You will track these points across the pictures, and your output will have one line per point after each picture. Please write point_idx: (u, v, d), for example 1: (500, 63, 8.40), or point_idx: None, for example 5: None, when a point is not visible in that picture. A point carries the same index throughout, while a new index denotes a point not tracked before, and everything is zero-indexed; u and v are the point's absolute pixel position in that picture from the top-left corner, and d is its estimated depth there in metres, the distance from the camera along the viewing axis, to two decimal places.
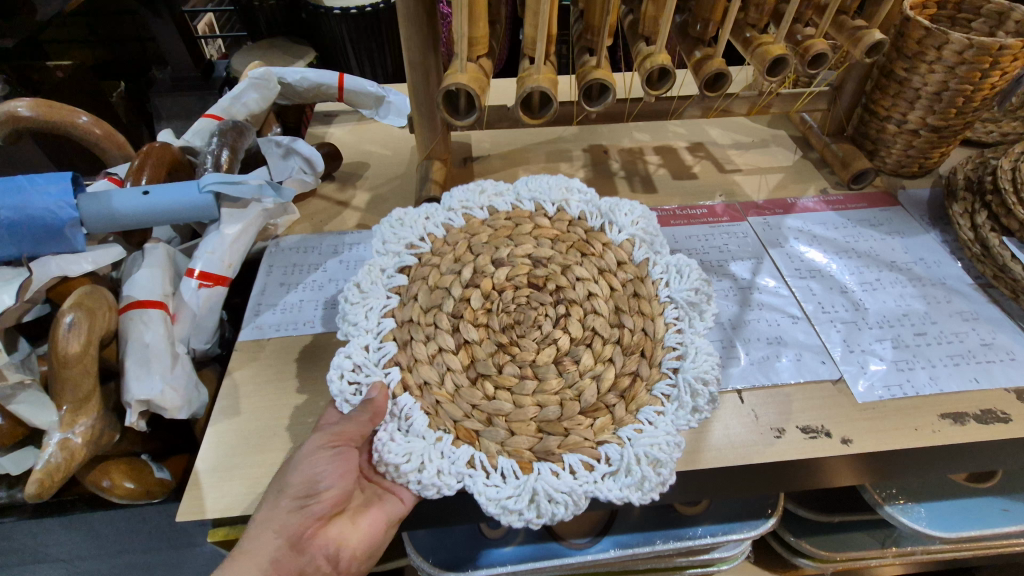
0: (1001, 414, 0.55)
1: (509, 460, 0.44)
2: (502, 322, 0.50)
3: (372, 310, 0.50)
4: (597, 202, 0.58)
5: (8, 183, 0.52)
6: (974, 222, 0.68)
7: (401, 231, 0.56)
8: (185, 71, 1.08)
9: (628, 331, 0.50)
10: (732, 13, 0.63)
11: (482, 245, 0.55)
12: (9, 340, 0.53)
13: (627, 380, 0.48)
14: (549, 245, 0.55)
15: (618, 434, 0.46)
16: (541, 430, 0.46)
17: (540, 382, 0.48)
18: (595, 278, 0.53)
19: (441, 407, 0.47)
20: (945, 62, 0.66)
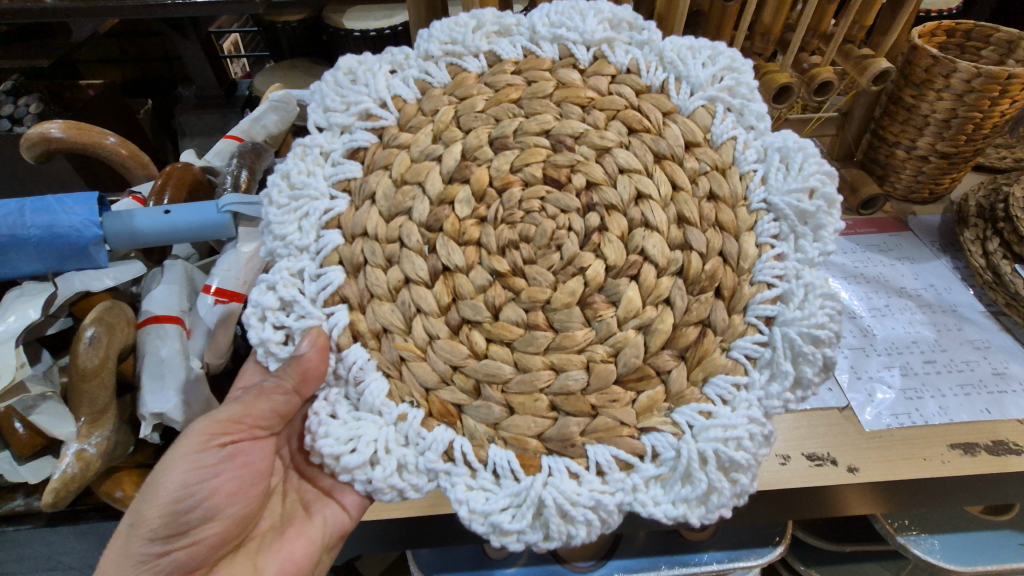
0: (1013, 445, 0.54)
1: (505, 453, 0.40)
2: (502, 240, 0.44)
3: (308, 219, 0.44)
4: (658, 46, 0.47)
5: (39, 201, 0.55)
6: (986, 249, 0.67)
7: (349, 93, 0.47)
8: (210, 89, 1.12)
9: (697, 258, 0.42)
10: (740, 42, 0.64)
11: (473, 112, 0.46)
12: (32, 351, 0.55)
13: (696, 335, 0.42)
14: (579, 114, 0.46)
15: (676, 421, 0.40)
16: (553, 408, 0.41)
17: (559, 335, 0.42)
18: (648, 169, 0.44)
19: (406, 368, 0.43)
20: (953, 90, 0.66)
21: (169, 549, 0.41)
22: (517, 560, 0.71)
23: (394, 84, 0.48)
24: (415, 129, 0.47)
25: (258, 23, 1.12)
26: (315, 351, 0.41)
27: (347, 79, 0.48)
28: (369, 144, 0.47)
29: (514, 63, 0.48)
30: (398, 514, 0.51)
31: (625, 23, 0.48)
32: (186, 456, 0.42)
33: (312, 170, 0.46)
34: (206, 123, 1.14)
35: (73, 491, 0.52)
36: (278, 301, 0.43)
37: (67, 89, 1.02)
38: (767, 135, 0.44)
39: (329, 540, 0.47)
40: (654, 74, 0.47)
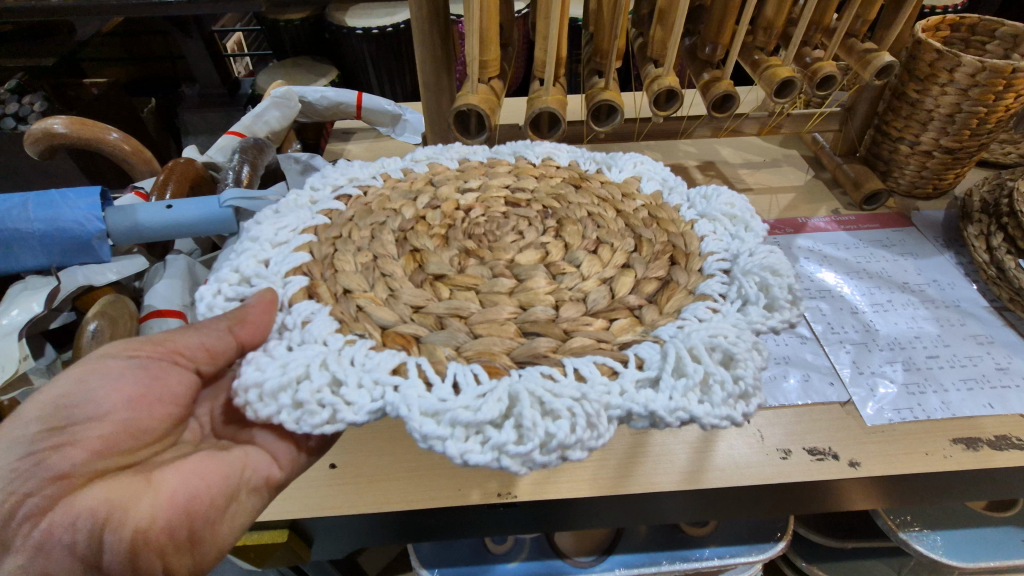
0: (1017, 440, 0.54)
1: (468, 366, 0.36)
2: (467, 232, 0.47)
3: (285, 227, 0.46)
4: (589, 152, 0.57)
5: (42, 196, 0.55)
6: (990, 244, 0.67)
7: (349, 169, 0.53)
8: (213, 87, 1.15)
9: (647, 242, 0.46)
10: (742, 36, 0.63)
11: (445, 179, 0.52)
12: (36, 345, 0.56)
13: (657, 285, 0.43)
14: (532, 182, 0.52)
15: (657, 335, 0.39)
16: (523, 333, 0.39)
17: (523, 283, 0.42)
18: (596, 203, 0.49)
19: (363, 314, 0.40)
20: (958, 84, 0.65)
21: (39, 451, 0.34)
22: (518, 554, 0.71)
23: (379, 174, 0.53)
24: (392, 188, 0.51)
25: (261, 22, 1.12)
26: (260, 305, 0.38)
27: (342, 168, 0.54)
28: (353, 195, 0.50)
29: (476, 165, 0.55)
30: (398, 507, 0.51)
31: (564, 149, 0.58)
32: (93, 360, 0.38)
33: (298, 203, 0.49)
34: (209, 121, 1.14)
35: None
36: (239, 278, 0.42)
37: (70, 87, 1.03)
38: (679, 185, 0.52)
39: (248, 480, 0.39)
40: (590, 164, 0.56)
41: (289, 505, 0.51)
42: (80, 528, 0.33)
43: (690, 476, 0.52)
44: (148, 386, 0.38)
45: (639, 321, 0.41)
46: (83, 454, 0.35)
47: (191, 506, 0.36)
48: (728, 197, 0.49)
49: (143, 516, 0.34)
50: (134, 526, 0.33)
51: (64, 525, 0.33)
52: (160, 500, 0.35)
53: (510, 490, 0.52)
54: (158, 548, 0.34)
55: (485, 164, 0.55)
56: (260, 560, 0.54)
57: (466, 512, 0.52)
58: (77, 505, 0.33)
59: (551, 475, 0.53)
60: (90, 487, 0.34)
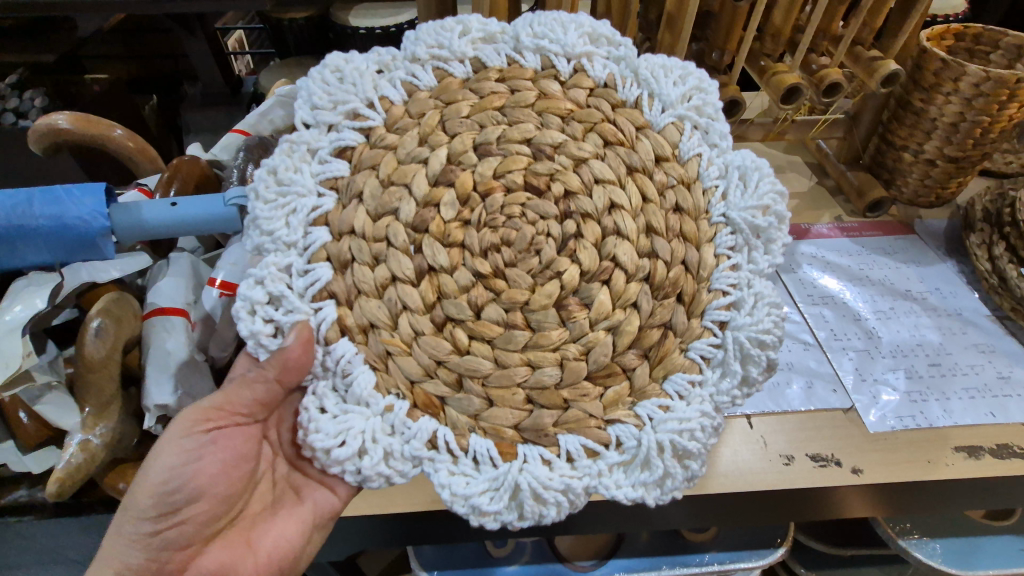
0: (1018, 450, 0.54)
1: (485, 442, 0.39)
2: (484, 241, 0.43)
3: (294, 213, 0.41)
4: (634, 62, 0.46)
5: (47, 192, 0.53)
6: (992, 253, 0.67)
7: (337, 91, 0.44)
8: (216, 86, 1.13)
9: (663, 265, 0.42)
10: (750, 42, 0.63)
11: (459, 117, 0.45)
12: (39, 341, 0.55)
13: (658, 337, 0.42)
14: (559, 125, 0.45)
15: (636, 413, 0.41)
16: (530, 400, 0.41)
17: (536, 334, 0.42)
18: (621, 181, 0.44)
19: (392, 363, 0.41)
20: (962, 94, 0.66)
21: (160, 529, 0.40)
22: (518, 558, 0.71)
23: (380, 89, 0.45)
24: (401, 131, 0.45)
25: (265, 21, 1.11)
26: (299, 344, 0.39)
27: (336, 78, 0.45)
28: (355, 144, 0.44)
29: (499, 71, 0.46)
30: (400, 510, 0.51)
31: (603, 39, 0.47)
32: (173, 440, 0.41)
33: (296, 166, 0.42)
34: (211, 119, 1.13)
35: (77, 481, 0.52)
36: (266, 295, 0.40)
37: (73, 84, 1.02)
38: (728, 153, 0.44)
39: (320, 520, 0.46)
40: (630, 89, 0.46)
41: None
42: None
43: (692, 482, 0.52)
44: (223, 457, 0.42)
45: (631, 379, 0.42)
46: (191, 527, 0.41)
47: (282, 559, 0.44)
48: (771, 186, 0.42)
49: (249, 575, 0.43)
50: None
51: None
52: (259, 559, 0.43)
53: None
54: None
55: (510, 82, 0.46)
56: None
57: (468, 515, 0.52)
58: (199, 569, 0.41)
59: None
60: (208, 549, 0.43)
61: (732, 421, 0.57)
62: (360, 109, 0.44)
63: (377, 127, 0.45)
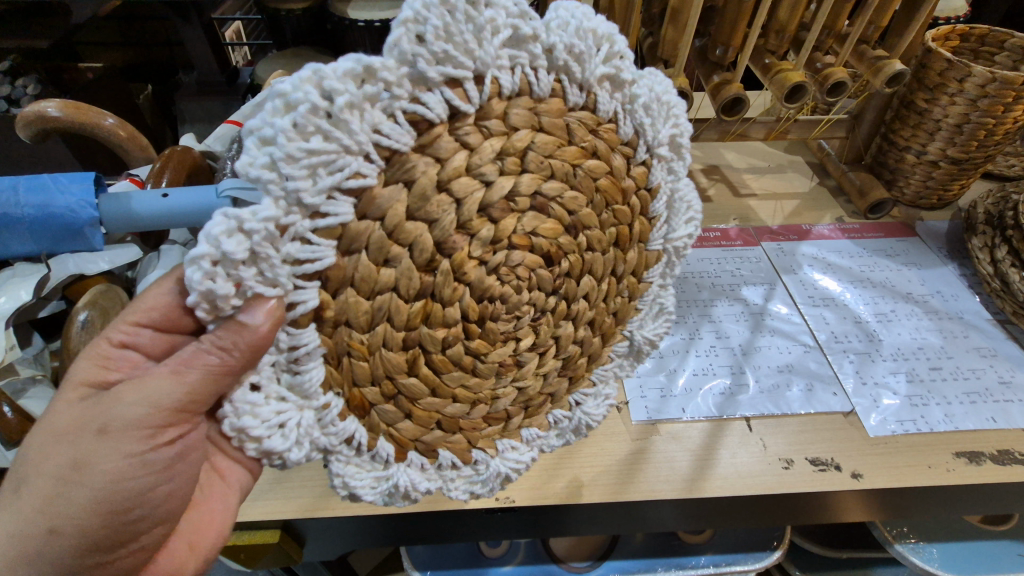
0: (1019, 455, 0.54)
1: (388, 447, 0.38)
2: (487, 286, 0.36)
3: (321, 172, 0.29)
4: (676, 186, 0.43)
5: (33, 179, 0.52)
6: (994, 257, 0.66)
7: (455, 44, 0.29)
8: (212, 76, 1.11)
9: (578, 352, 0.43)
10: (754, 39, 0.62)
11: (541, 158, 0.35)
12: (25, 334, 0.56)
13: (540, 400, 0.43)
14: (599, 207, 0.39)
15: (498, 445, 0.41)
16: (437, 421, 0.39)
17: (472, 378, 0.38)
18: (602, 279, 0.41)
19: (348, 364, 0.35)
20: (967, 95, 0.65)
21: (111, 554, 0.34)
22: (512, 558, 0.70)
23: (501, 63, 0.32)
24: (487, 133, 0.33)
25: (262, 10, 1.10)
26: (270, 326, 0.30)
27: (465, 12, 0.29)
28: (433, 122, 0.31)
29: (597, 121, 0.37)
30: (391, 510, 0.50)
31: (678, 148, 0.41)
32: (122, 454, 0.32)
33: (360, 103, 0.29)
34: (206, 109, 1.12)
35: None
36: (249, 251, 0.28)
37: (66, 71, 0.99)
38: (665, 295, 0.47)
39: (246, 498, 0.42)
40: (661, 205, 0.42)
41: (282, 504, 0.50)
42: None
43: (691, 485, 0.51)
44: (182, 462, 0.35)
45: (506, 421, 0.42)
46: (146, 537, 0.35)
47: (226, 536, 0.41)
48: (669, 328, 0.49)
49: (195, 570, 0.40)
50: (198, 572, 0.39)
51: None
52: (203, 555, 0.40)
53: (508, 495, 0.51)
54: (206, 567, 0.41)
55: (597, 140, 0.37)
56: (252, 561, 0.53)
57: (463, 515, 0.51)
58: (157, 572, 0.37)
59: (546, 471, 0.52)
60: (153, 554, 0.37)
61: (731, 423, 0.56)
62: (467, 79, 0.31)
63: (467, 114, 0.32)
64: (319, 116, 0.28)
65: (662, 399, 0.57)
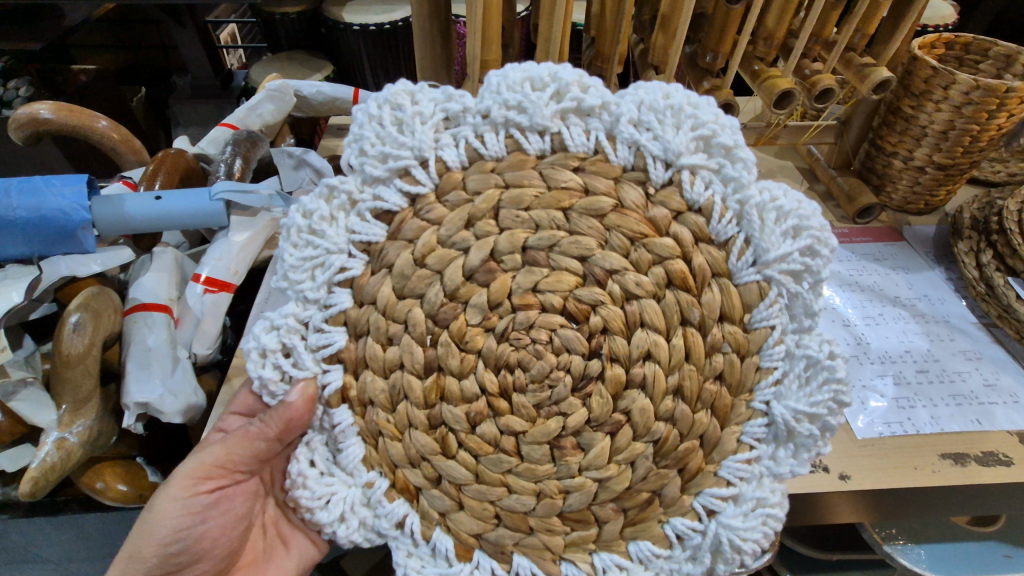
0: (1003, 457, 0.55)
1: (446, 540, 0.39)
2: (501, 353, 0.37)
3: (320, 272, 0.38)
4: (745, 188, 0.35)
5: (26, 182, 0.54)
6: (979, 261, 0.67)
7: (389, 144, 0.37)
8: (205, 79, 1.11)
9: (675, 436, 0.37)
10: (743, 46, 0.63)
11: (514, 211, 0.37)
12: (15, 336, 0.55)
13: (643, 502, 0.37)
14: (623, 250, 0.37)
15: (594, 560, 0.38)
16: (498, 516, 0.38)
17: (523, 463, 0.38)
18: (672, 336, 0.37)
19: (382, 443, 0.39)
20: (951, 102, 0.66)
21: None
22: None
23: (440, 144, 0.37)
24: (451, 205, 0.37)
25: (256, 14, 1.10)
26: (303, 401, 0.38)
27: (390, 120, 0.37)
28: (398, 209, 0.38)
29: (580, 157, 0.37)
30: None
31: (721, 148, 0.35)
32: (172, 499, 0.43)
33: (331, 214, 0.38)
34: (200, 113, 1.12)
35: (51, 481, 0.51)
36: (280, 342, 0.39)
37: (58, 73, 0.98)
38: (810, 338, 0.36)
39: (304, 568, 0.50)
40: (726, 226, 0.36)
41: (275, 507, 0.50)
42: None
43: None
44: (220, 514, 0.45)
45: (599, 528, 0.38)
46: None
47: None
48: (834, 390, 0.35)
49: None
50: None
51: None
52: None
53: None
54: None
55: (587, 176, 0.37)
56: None
57: None
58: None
59: None
60: None
61: None
62: (411, 166, 0.37)
63: (424, 194, 0.38)
64: (305, 231, 0.38)
65: None
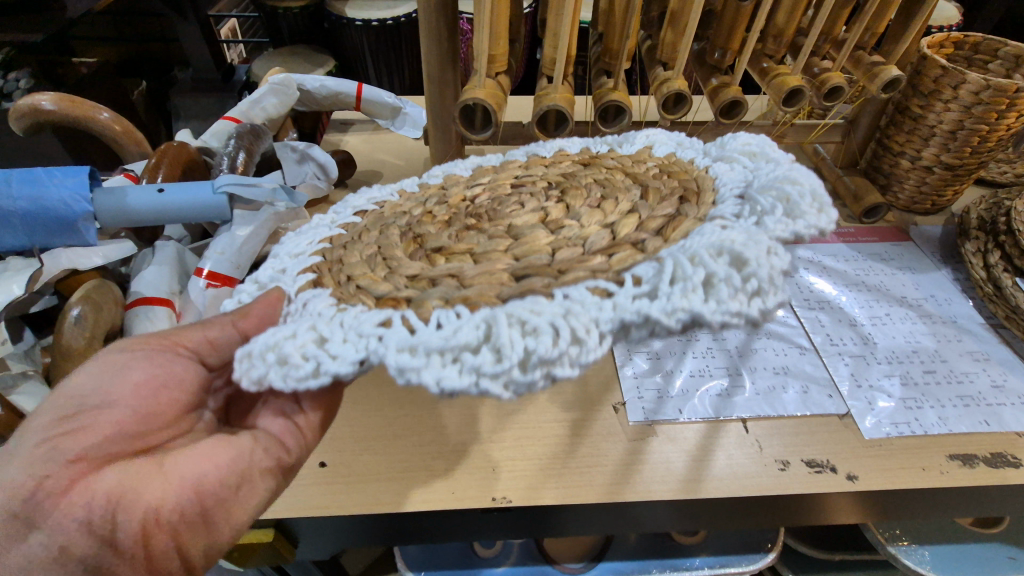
0: (1012, 459, 0.54)
1: (451, 309, 0.30)
2: (469, 211, 0.40)
3: (303, 241, 0.41)
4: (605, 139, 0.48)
5: (26, 173, 0.54)
6: (987, 261, 0.67)
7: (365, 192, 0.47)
8: (208, 72, 1.15)
9: (655, 191, 0.38)
10: (752, 44, 0.62)
11: (457, 182, 0.44)
12: (15, 329, 0.53)
13: (665, 220, 0.35)
14: (544, 169, 0.43)
15: (653, 257, 0.32)
16: (516, 278, 0.33)
17: (520, 241, 0.35)
18: (609, 171, 0.41)
19: (362, 290, 0.34)
20: (961, 101, 0.65)
21: (56, 438, 0.34)
22: (505, 559, 0.71)
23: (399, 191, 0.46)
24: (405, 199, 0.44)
25: (259, 8, 1.09)
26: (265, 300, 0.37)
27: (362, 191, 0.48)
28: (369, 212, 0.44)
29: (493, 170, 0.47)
30: (387, 509, 0.49)
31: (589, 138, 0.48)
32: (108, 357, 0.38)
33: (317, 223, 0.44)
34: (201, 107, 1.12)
35: None
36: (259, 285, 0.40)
37: (59, 65, 0.97)
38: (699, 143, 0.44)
39: (258, 454, 0.37)
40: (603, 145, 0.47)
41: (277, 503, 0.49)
42: (90, 513, 0.32)
43: (687, 486, 0.51)
44: (156, 372, 0.38)
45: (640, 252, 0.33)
46: (95, 438, 0.34)
47: (200, 486, 0.34)
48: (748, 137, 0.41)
49: (154, 497, 0.32)
50: (144, 509, 0.32)
51: (79, 506, 0.32)
52: (169, 480, 0.33)
53: (504, 494, 0.50)
54: (171, 529, 0.33)
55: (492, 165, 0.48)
56: (243, 560, 0.52)
57: (461, 515, 0.51)
58: (89, 491, 0.32)
59: (545, 472, 0.52)
60: (101, 471, 0.33)
61: (726, 424, 0.56)
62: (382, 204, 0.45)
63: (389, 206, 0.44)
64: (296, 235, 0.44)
65: (659, 400, 0.57)
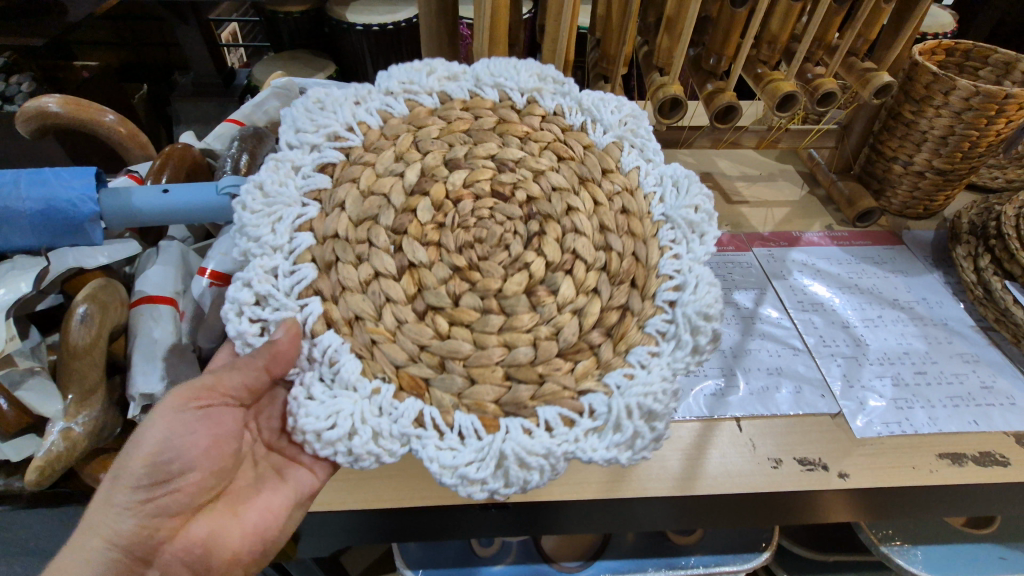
0: (1000, 457, 0.55)
1: (469, 416, 0.39)
2: (458, 241, 0.45)
3: (281, 220, 0.43)
4: (577, 95, 0.52)
5: (36, 174, 0.55)
6: (977, 265, 0.68)
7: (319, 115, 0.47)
8: (208, 76, 1.13)
9: (616, 257, 0.45)
10: (746, 49, 0.64)
11: (431, 138, 0.48)
12: (23, 327, 0.55)
13: (616, 316, 0.44)
14: (518, 144, 0.49)
15: (606, 381, 0.41)
16: (508, 376, 0.41)
17: (509, 318, 0.43)
18: (589, 212, 0.47)
19: (377, 351, 0.41)
20: (951, 107, 0.67)
21: (153, 496, 0.38)
22: (503, 558, 0.71)
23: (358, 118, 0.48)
24: (378, 151, 0.47)
25: (259, 12, 1.10)
26: (287, 337, 0.40)
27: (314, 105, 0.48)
28: (336, 161, 0.47)
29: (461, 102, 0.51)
30: (388, 505, 0.50)
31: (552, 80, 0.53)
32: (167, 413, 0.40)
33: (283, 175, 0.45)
34: (201, 110, 1.12)
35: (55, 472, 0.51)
36: (253, 296, 0.41)
37: (59, 69, 0.98)
38: (661, 167, 0.49)
39: (302, 499, 0.44)
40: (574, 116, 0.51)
41: None
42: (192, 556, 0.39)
43: (683, 483, 0.52)
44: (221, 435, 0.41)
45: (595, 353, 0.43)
46: (187, 498, 0.40)
47: (266, 530, 0.42)
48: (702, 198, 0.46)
49: (234, 546, 0.41)
50: (228, 556, 0.40)
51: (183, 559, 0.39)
52: (244, 532, 0.41)
53: None
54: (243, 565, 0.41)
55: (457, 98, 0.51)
56: None
57: (461, 512, 0.51)
58: (187, 541, 0.40)
59: None
60: (193, 523, 0.40)
61: (721, 423, 0.57)
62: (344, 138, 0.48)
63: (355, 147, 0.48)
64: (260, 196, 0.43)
65: None
